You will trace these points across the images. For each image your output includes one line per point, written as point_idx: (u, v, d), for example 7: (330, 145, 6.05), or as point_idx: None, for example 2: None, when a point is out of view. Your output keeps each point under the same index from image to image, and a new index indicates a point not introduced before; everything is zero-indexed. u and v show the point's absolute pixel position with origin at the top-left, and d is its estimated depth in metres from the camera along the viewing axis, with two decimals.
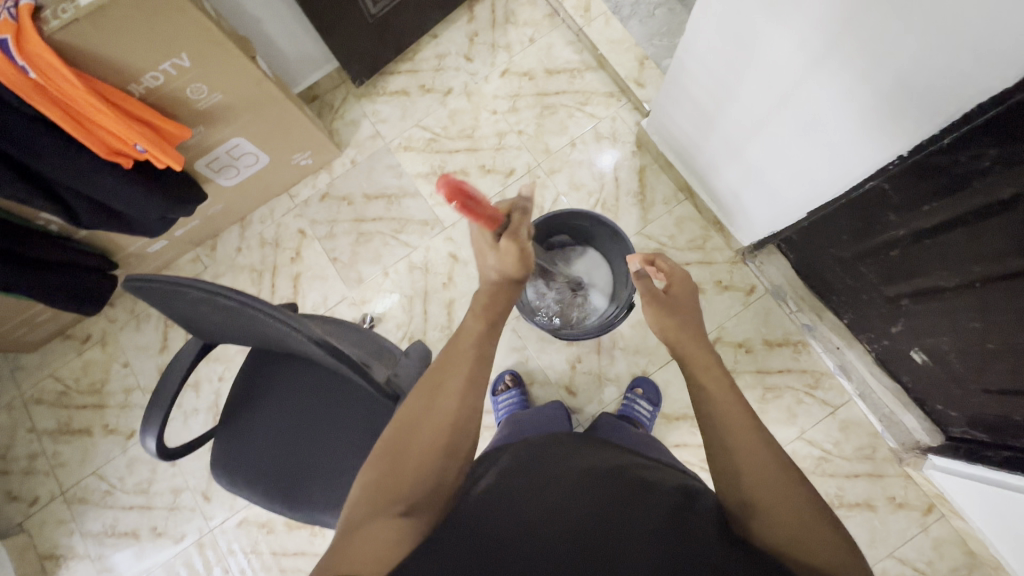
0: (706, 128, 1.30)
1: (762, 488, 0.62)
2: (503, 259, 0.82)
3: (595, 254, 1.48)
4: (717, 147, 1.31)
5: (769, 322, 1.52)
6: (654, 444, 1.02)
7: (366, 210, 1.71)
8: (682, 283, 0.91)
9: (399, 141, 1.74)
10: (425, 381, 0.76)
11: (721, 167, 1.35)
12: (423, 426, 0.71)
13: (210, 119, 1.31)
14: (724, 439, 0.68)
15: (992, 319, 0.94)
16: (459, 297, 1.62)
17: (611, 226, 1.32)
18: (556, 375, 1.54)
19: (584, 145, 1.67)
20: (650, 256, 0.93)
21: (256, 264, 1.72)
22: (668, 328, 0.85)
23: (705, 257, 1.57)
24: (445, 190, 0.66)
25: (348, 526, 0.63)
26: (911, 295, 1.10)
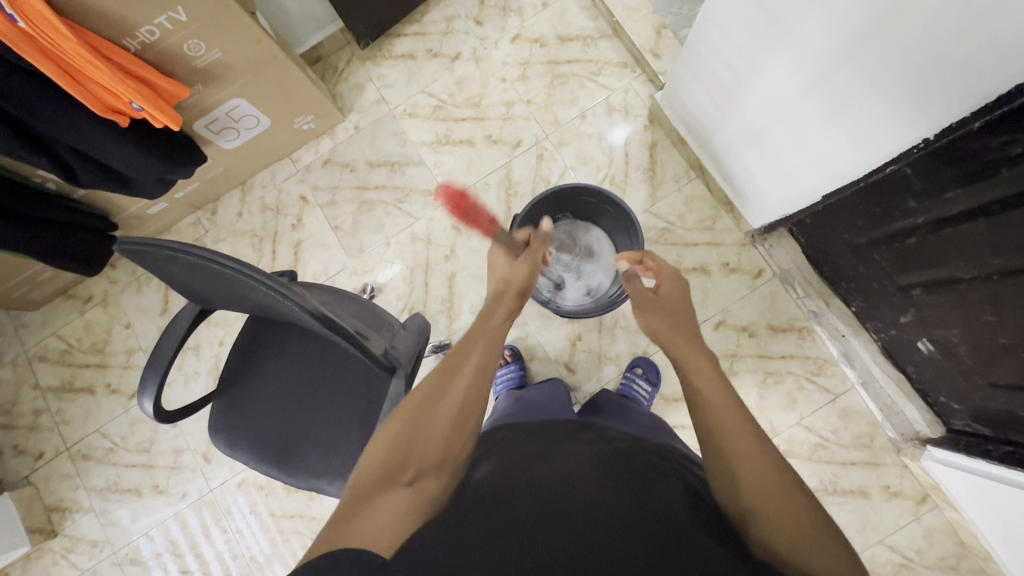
0: (724, 105, 1.25)
1: (762, 498, 0.61)
2: (516, 268, 0.88)
3: (600, 232, 1.46)
4: (734, 124, 1.25)
5: (774, 307, 1.49)
6: (663, 427, 1.00)
7: (369, 178, 1.67)
8: (669, 276, 0.93)
9: (404, 107, 1.69)
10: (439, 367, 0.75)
11: (736, 146, 1.30)
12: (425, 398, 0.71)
13: (210, 77, 1.27)
14: (721, 443, 0.67)
15: (1005, 314, 0.92)
16: (461, 270, 1.60)
17: (616, 201, 1.28)
18: (556, 353, 1.53)
19: (595, 118, 1.61)
20: (639, 256, 0.99)
21: (256, 230, 1.70)
22: (658, 327, 0.86)
23: (713, 238, 1.52)
24: (441, 195, 0.82)
25: (362, 489, 0.64)
26: (924, 286, 1.07)
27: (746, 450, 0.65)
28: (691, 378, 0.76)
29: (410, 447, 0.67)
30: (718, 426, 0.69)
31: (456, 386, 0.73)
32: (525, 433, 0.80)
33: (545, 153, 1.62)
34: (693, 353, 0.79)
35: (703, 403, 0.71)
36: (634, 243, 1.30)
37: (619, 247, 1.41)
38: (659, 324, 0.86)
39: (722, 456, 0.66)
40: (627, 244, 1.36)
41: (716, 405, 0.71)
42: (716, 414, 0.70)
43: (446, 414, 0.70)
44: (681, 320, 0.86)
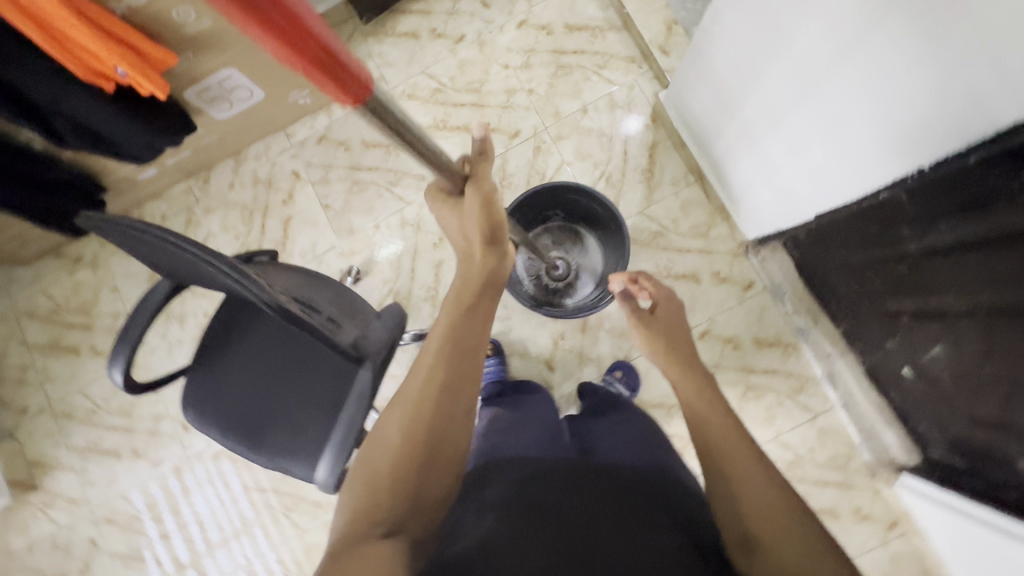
0: (725, 112, 1.21)
1: (761, 520, 0.64)
2: (466, 220, 0.83)
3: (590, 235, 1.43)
4: (735, 132, 1.21)
5: (762, 321, 1.46)
6: (659, 441, 0.95)
7: (363, 158, 1.65)
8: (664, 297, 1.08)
9: (403, 88, 1.65)
10: (402, 394, 0.72)
11: (734, 154, 1.27)
12: (400, 438, 0.68)
13: (200, 45, 1.23)
14: (720, 462, 0.72)
15: (990, 353, 0.88)
16: (449, 259, 1.58)
17: (606, 203, 1.26)
18: (538, 351, 1.51)
19: (596, 112, 1.57)
20: (634, 277, 1.13)
21: (247, 203, 1.68)
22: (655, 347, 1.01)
23: (706, 245, 1.49)
24: None
25: (342, 544, 0.59)
26: (919, 317, 1.03)
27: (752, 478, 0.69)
28: (692, 405, 0.84)
29: (381, 497, 0.63)
30: (720, 447, 0.74)
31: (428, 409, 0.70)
32: (509, 474, 0.80)
33: (542, 145, 1.58)
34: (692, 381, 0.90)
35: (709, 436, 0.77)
36: (622, 249, 1.28)
37: (608, 251, 1.38)
38: (657, 345, 1.01)
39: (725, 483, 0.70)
40: (615, 249, 1.34)
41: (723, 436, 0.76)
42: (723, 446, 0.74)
43: (421, 438, 0.68)
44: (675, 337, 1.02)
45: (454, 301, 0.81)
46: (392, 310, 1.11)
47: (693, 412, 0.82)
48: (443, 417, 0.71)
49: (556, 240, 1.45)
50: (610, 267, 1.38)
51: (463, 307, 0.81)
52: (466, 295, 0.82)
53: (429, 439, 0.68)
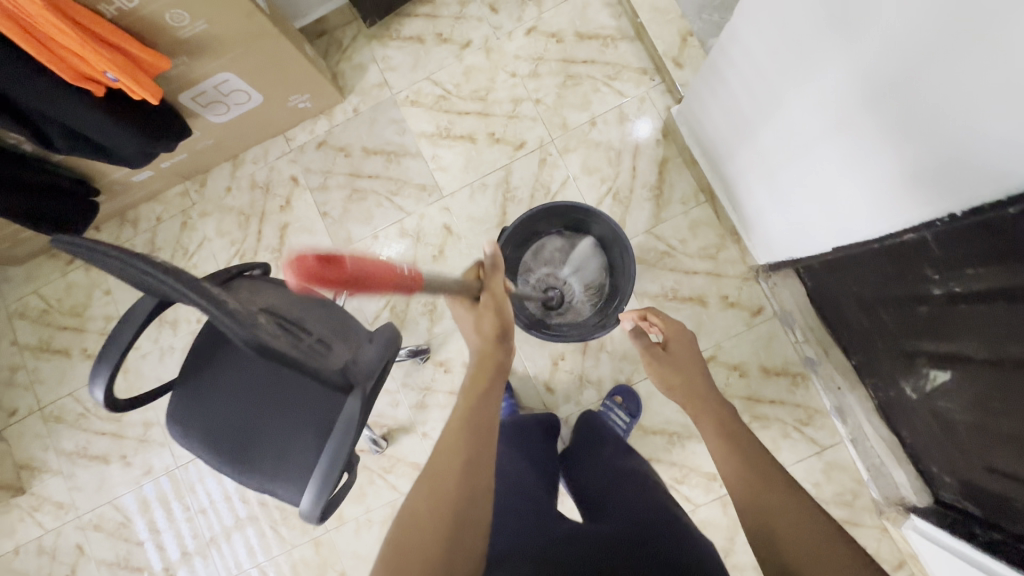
0: (739, 133, 1.16)
1: (796, 549, 0.71)
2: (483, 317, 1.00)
3: (592, 257, 1.38)
4: (749, 154, 1.16)
5: (770, 348, 1.41)
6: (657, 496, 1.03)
7: (363, 165, 1.60)
8: (675, 331, 1.14)
9: (406, 94, 1.60)
10: (425, 472, 0.82)
11: (746, 176, 1.22)
12: (428, 507, 0.77)
13: (195, 49, 1.19)
14: (757, 499, 0.79)
15: (999, 408, 0.85)
16: (448, 273, 1.53)
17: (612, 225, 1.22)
18: (536, 371, 1.47)
19: (605, 125, 1.51)
20: (643, 314, 1.17)
21: (244, 207, 1.64)
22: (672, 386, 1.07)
23: (714, 268, 1.44)
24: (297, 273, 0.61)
25: None
26: (937, 359, 0.97)
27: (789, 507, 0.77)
28: (724, 448, 0.92)
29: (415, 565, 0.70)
30: (753, 484, 0.82)
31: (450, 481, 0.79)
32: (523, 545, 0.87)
33: (548, 158, 1.52)
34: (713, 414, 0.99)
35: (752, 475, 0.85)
36: (626, 271, 1.24)
37: (613, 270, 1.34)
38: (672, 382, 1.06)
39: (764, 515, 0.77)
40: (619, 270, 1.30)
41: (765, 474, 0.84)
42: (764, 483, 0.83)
43: (447, 506, 0.76)
44: (687, 376, 1.06)
45: (471, 389, 0.95)
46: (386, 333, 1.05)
47: (727, 456, 0.90)
48: (465, 485, 0.79)
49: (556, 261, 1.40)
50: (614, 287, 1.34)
51: (480, 391, 0.95)
52: (481, 383, 0.96)
53: (454, 507, 0.76)
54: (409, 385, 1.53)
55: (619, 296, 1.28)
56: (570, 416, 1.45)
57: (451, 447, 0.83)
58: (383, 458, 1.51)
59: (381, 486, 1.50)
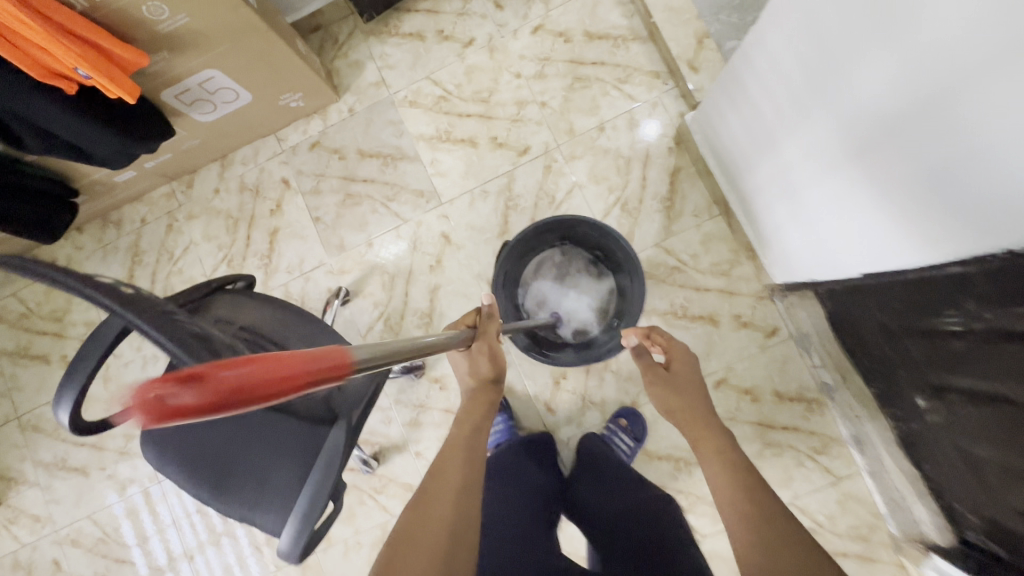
0: (760, 147, 1.09)
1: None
2: (477, 358, 1.02)
3: (592, 281, 1.34)
4: (771, 171, 1.09)
5: (784, 372, 1.33)
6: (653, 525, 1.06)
7: (358, 168, 1.52)
8: (680, 354, 1.07)
9: (405, 94, 1.52)
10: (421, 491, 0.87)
11: (766, 191, 1.14)
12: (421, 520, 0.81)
13: (177, 44, 1.11)
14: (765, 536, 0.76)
15: (1015, 452, 0.74)
16: (445, 284, 1.45)
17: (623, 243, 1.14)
18: (536, 390, 1.39)
19: (614, 131, 1.43)
20: (647, 332, 1.08)
21: (233, 210, 1.56)
22: (675, 409, 1.01)
23: (727, 285, 1.36)
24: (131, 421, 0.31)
25: None
26: (947, 392, 0.91)
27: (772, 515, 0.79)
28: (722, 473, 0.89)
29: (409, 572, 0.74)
30: (751, 511, 0.80)
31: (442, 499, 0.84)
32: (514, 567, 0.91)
33: (553, 164, 1.44)
34: (712, 441, 0.94)
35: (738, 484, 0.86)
36: (634, 292, 1.16)
37: (620, 288, 1.27)
38: (674, 404, 1.01)
39: (762, 541, 0.75)
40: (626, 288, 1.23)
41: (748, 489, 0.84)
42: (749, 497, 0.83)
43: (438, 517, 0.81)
44: (691, 400, 1.00)
45: (464, 421, 1.00)
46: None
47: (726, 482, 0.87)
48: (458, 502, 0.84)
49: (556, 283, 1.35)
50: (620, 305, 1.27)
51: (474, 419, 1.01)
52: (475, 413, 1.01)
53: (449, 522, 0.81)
54: (402, 402, 1.45)
55: (625, 315, 1.21)
56: (571, 438, 1.37)
57: (442, 468, 0.89)
58: (374, 478, 1.43)
59: (372, 507, 1.43)
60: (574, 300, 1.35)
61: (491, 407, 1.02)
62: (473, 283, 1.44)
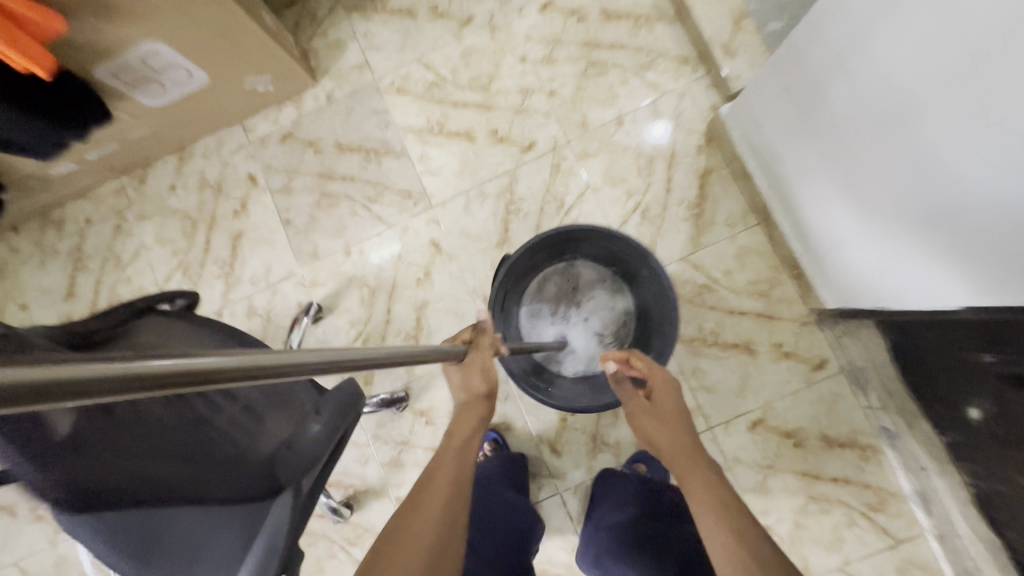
0: (824, 144, 0.89)
1: None
2: (468, 374, 0.87)
3: (603, 299, 1.14)
4: (836, 173, 0.89)
5: (833, 412, 1.12)
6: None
7: (336, 164, 1.31)
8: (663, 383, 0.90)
9: (392, 79, 1.31)
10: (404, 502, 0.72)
11: (827, 196, 0.94)
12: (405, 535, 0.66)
13: (108, 10, 0.89)
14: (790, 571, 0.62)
15: None
16: (434, 301, 1.24)
17: (651, 258, 0.93)
18: (539, 427, 1.18)
19: (634, 126, 1.22)
20: (625, 357, 0.90)
21: (191, 210, 1.35)
22: (661, 443, 0.86)
23: (766, 308, 1.15)
24: None
25: None
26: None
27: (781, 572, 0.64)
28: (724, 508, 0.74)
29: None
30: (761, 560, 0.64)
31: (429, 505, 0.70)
32: None
33: (563, 163, 1.23)
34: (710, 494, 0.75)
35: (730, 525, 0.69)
36: (666, 317, 0.95)
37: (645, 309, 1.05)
38: (663, 440, 0.85)
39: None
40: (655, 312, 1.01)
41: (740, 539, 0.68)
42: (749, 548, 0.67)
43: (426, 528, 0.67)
44: (674, 434, 0.85)
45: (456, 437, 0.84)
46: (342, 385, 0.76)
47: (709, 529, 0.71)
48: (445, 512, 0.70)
49: (560, 303, 1.14)
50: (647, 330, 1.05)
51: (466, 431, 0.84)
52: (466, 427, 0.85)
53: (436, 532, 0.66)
54: (382, 437, 1.24)
55: (655, 345, 0.99)
56: (581, 485, 1.16)
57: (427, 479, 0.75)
58: (347, 527, 1.22)
59: (343, 562, 1.21)
60: (578, 326, 1.14)
61: (481, 425, 0.86)
62: (466, 300, 1.24)
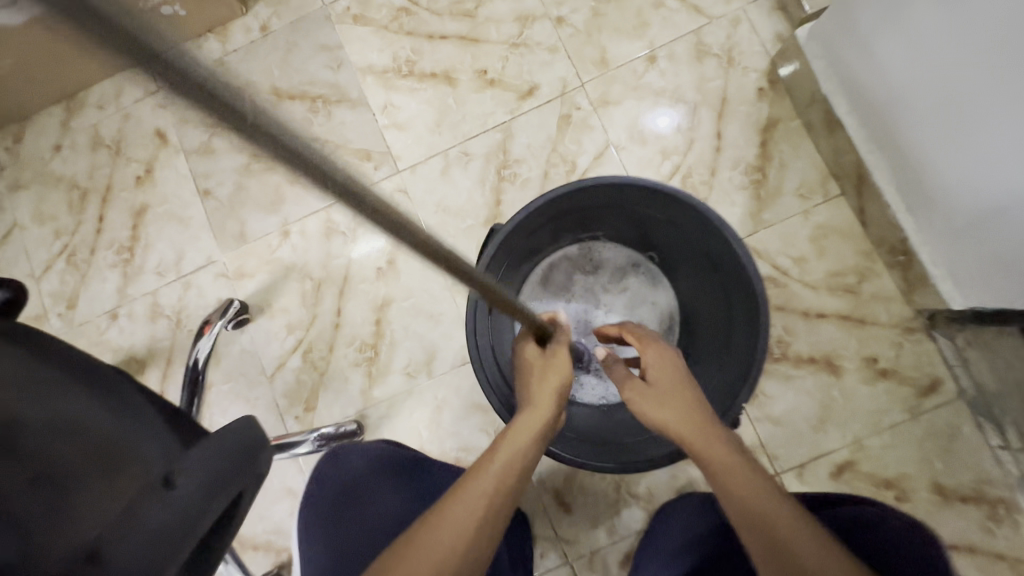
0: (988, 64, 0.59)
1: None
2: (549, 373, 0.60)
3: (642, 288, 0.82)
4: (997, 116, 0.60)
5: (950, 452, 0.81)
6: None
7: (270, 115, 0.98)
8: (658, 359, 0.62)
9: (347, 4, 0.99)
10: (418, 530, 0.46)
11: (978, 147, 0.63)
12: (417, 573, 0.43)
13: None
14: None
15: None
16: (400, 297, 0.92)
17: (727, 238, 0.62)
18: (542, 471, 0.86)
19: (671, 63, 0.91)
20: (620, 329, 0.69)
21: (80, 177, 1.02)
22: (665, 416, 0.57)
23: (854, 308, 0.84)
24: None
25: None
26: None
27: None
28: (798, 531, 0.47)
29: None
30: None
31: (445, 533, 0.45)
32: None
33: (575, 113, 0.91)
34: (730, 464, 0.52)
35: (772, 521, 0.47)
36: (749, 314, 0.64)
37: (709, 306, 0.74)
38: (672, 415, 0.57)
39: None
40: (727, 308, 0.70)
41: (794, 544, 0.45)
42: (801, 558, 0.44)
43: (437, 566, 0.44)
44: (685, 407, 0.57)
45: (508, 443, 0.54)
46: (221, 431, 0.47)
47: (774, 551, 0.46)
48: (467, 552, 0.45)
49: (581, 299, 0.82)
50: (710, 338, 0.74)
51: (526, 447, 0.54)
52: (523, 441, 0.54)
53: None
54: None
55: (731, 357, 0.68)
56: (597, 552, 0.84)
57: (458, 491, 0.49)
58: None
59: None
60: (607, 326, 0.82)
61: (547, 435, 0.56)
62: (443, 297, 0.91)
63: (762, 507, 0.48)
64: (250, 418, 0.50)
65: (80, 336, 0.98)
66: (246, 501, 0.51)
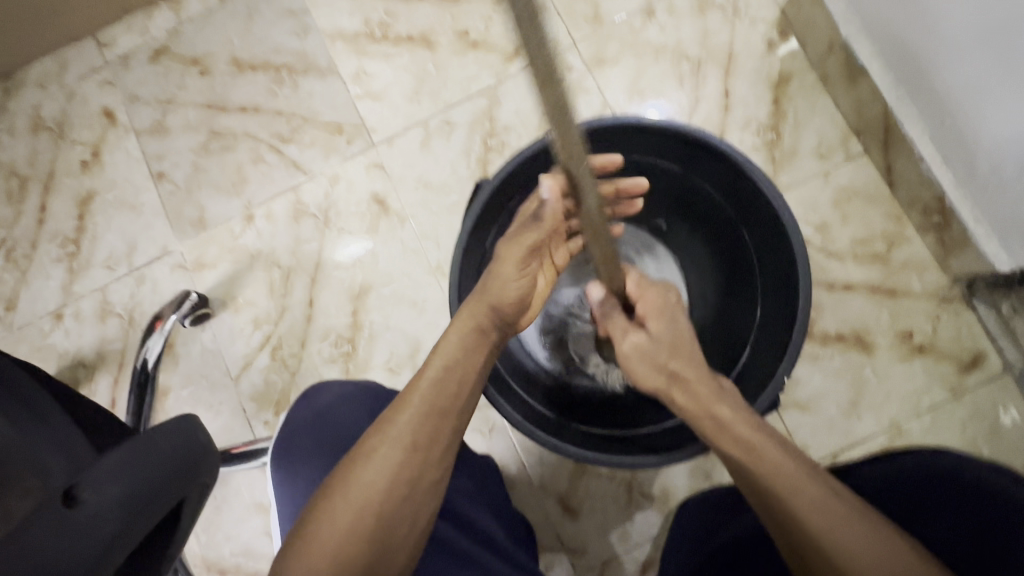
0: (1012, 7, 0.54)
1: None
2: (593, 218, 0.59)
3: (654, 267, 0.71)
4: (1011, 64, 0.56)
5: (998, 436, 0.72)
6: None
7: (231, 89, 0.89)
8: (657, 304, 0.54)
9: None
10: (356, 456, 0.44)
11: (991, 98, 0.59)
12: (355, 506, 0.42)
13: None
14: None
15: None
16: (378, 284, 0.83)
17: (762, 186, 0.54)
18: (543, 474, 0.76)
19: (671, 16, 0.82)
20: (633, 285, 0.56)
21: (19, 164, 0.91)
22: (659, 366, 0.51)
23: (883, 278, 0.75)
24: None
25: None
26: None
27: (868, 571, 0.36)
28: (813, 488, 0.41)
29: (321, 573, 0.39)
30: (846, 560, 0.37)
31: (374, 468, 0.43)
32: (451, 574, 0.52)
33: (568, 75, 0.83)
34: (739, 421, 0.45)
35: (783, 482, 0.41)
36: (785, 268, 0.56)
37: (727, 272, 0.66)
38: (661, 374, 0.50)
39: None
40: (753, 269, 0.62)
41: (801, 509, 0.39)
42: (808, 526, 0.38)
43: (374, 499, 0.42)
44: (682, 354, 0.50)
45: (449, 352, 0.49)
46: (150, 432, 0.38)
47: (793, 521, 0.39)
48: (407, 479, 0.43)
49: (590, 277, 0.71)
50: (733, 309, 0.65)
51: (459, 359, 0.48)
52: (463, 345, 0.49)
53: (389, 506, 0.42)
54: None
55: (765, 326, 0.60)
56: (608, 561, 0.75)
57: (386, 419, 0.45)
58: None
59: None
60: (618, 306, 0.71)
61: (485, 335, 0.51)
62: (427, 282, 0.82)
63: (770, 461, 0.42)
64: (191, 417, 0.41)
65: (21, 340, 0.87)
66: (189, 519, 0.41)
